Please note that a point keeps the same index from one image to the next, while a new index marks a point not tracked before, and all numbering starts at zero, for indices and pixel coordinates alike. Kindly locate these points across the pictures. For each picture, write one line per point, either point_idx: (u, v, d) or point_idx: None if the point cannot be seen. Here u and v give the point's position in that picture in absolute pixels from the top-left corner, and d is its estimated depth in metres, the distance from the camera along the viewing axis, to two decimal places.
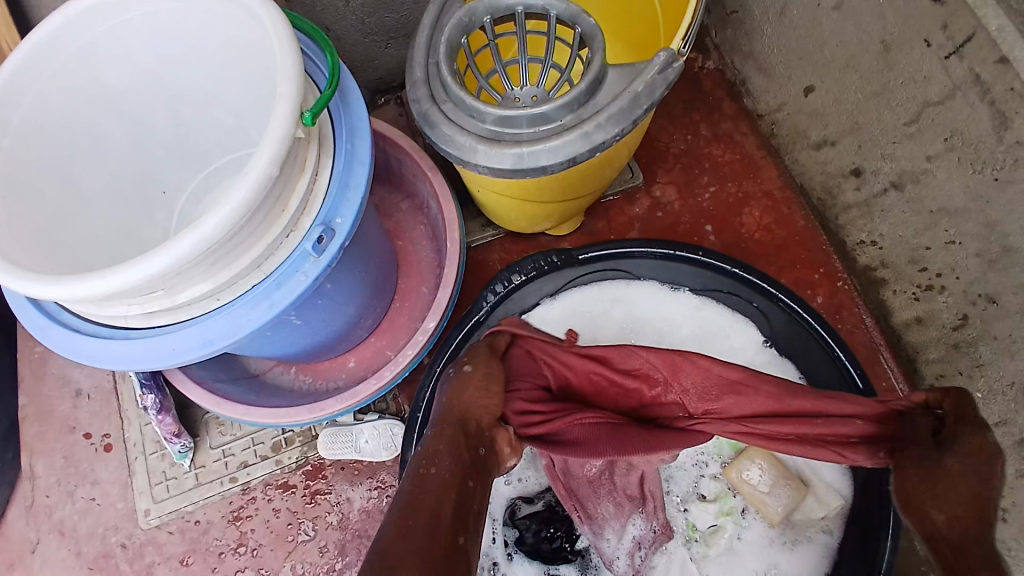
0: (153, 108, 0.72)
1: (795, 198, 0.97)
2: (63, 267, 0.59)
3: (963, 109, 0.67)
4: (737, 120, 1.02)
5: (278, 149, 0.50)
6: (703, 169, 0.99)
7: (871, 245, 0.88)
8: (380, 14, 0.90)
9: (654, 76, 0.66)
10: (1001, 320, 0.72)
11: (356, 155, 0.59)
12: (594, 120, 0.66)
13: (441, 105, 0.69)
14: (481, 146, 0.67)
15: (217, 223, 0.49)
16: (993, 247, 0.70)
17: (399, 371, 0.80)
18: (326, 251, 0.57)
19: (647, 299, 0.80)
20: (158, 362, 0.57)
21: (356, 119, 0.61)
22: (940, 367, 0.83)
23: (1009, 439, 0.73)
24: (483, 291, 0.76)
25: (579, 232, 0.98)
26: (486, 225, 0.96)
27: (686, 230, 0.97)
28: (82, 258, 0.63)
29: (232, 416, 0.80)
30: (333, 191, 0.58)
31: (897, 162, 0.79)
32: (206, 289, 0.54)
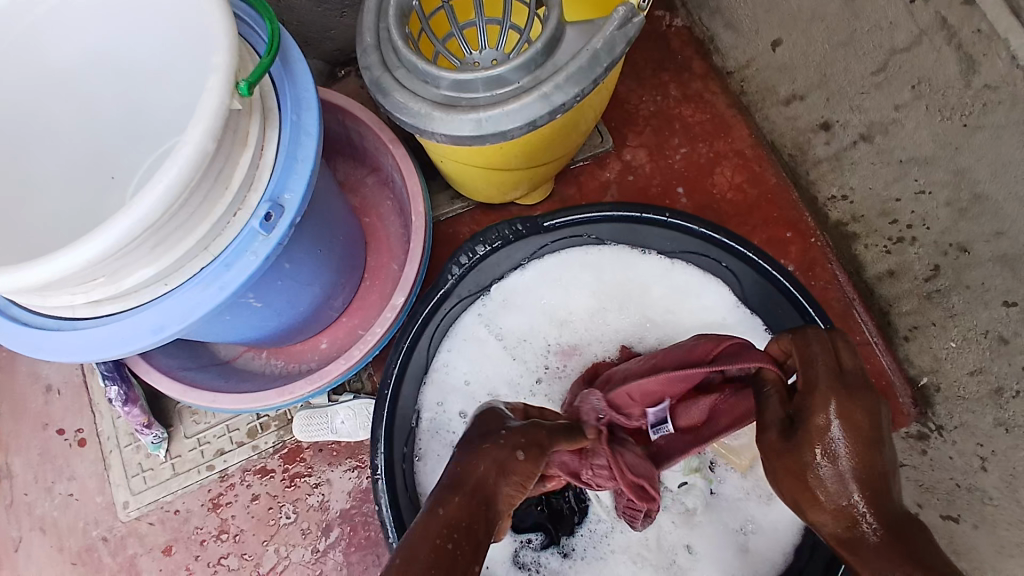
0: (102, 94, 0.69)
1: (767, 157, 0.96)
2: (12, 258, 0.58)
3: (930, 54, 0.66)
4: (707, 79, 1.00)
5: (213, 122, 0.48)
6: (674, 131, 0.98)
7: (843, 200, 0.87)
8: None
9: (613, 32, 0.64)
10: (973, 268, 0.71)
11: (302, 127, 0.57)
12: (552, 81, 0.64)
13: (393, 71, 0.66)
14: (437, 113, 0.65)
15: (153, 202, 0.46)
16: (964, 195, 0.69)
17: (368, 350, 0.78)
18: (276, 229, 0.55)
19: (617, 264, 0.78)
20: (108, 352, 0.55)
21: (301, 90, 0.58)
22: (913, 319, 0.83)
23: (986, 386, 0.73)
24: (448, 265, 0.74)
25: (551, 200, 0.97)
26: (454, 197, 0.94)
27: (658, 193, 0.96)
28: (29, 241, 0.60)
29: (200, 404, 0.78)
30: (279, 165, 0.56)
31: (866, 113, 0.77)
32: (152, 274, 0.52)
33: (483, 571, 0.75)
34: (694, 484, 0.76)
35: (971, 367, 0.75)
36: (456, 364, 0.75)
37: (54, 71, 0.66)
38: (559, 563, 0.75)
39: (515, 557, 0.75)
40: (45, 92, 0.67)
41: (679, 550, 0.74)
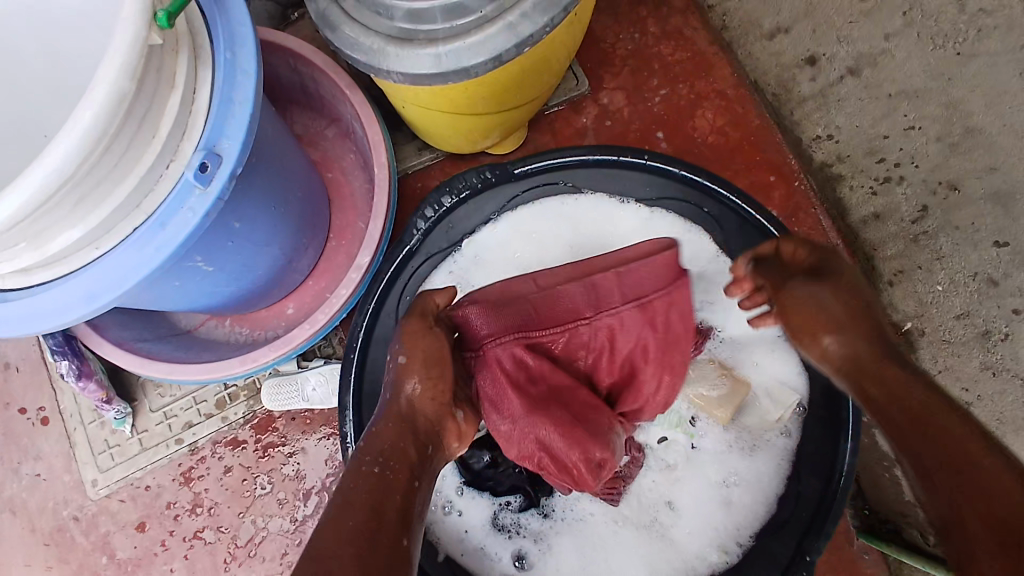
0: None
1: (751, 96, 0.88)
2: None
3: None
4: (687, 14, 0.93)
5: (128, 58, 0.42)
6: (653, 71, 0.92)
7: (828, 140, 0.84)
8: None
9: None
10: (963, 208, 0.78)
11: (237, 65, 0.52)
12: (518, 9, 0.58)
13: (341, 2, 0.60)
14: (392, 49, 0.59)
15: (64, 154, 0.40)
16: (957, 129, 0.79)
17: (333, 314, 0.73)
18: (214, 180, 0.50)
19: (594, 213, 0.73)
20: (40, 326, 0.49)
21: (236, 24, 0.52)
22: (897, 263, 0.79)
23: (971, 328, 0.77)
24: (413, 219, 0.70)
25: (525, 148, 0.92)
26: (422, 148, 0.89)
27: (637, 137, 0.91)
28: None
29: (158, 376, 0.74)
30: (215, 108, 0.50)
31: (853, 46, 0.84)
32: (78, 237, 0.47)
33: (462, 536, 0.73)
34: (676, 439, 0.75)
35: (958, 312, 0.77)
36: None
37: None
38: (540, 525, 0.73)
39: (495, 522, 0.73)
40: None
41: (660, 507, 0.73)
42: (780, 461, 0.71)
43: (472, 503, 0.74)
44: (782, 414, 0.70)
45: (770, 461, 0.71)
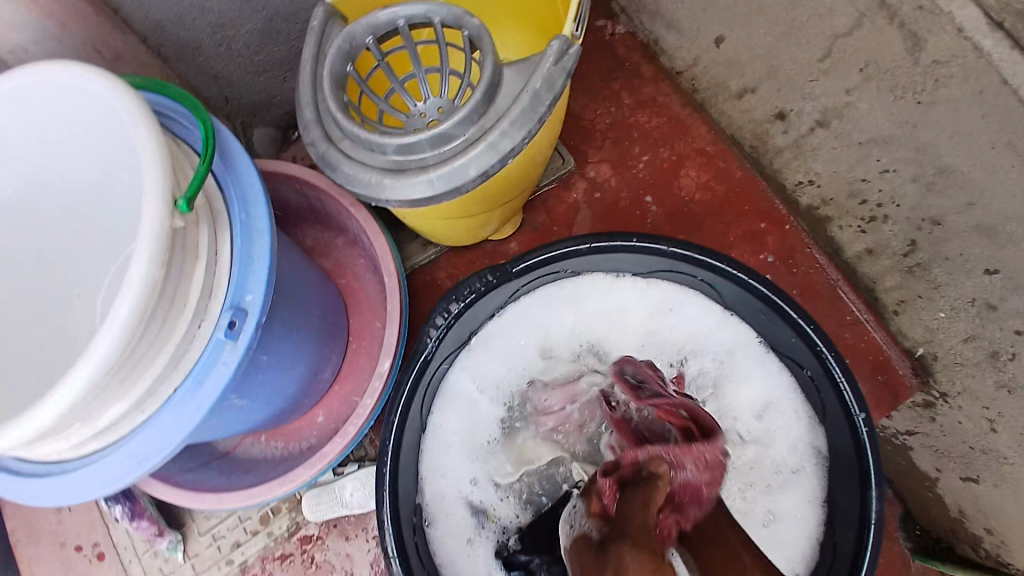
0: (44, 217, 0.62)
1: (729, 150, 0.95)
2: None
3: (874, 34, 0.65)
4: (658, 81, 0.98)
5: (156, 250, 0.46)
6: (633, 139, 0.97)
7: (809, 185, 0.86)
8: (266, 48, 0.88)
9: (551, 67, 0.63)
10: (949, 241, 0.70)
11: (252, 225, 0.57)
12: (498, 128, 0.62)
13: (337, 143, 0.65)
14: (388, 180, 0.63)
15: (107, 348, 0.45)
16: (928, 169, 0.67)
17: (362, 423, 0.76)
18: (242, 334, 0.54)
19: (595, 291, 0.76)
20: (99, 492, 0.53)
21: (247, 185, 0.58)
22: (898, 294, 0.82)
23: (982, 352, 0.73)
24: (424, 329, 0.71)
25: (523, 230, 0.96)
26: (427, 244, 0.94)
27: (628, 204, 0.95)
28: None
29: (205, 507, 0.77)
30: (236, 268, 0.55)
31: (818, 100, 0.75)
32: (126, 407, 0.51)
33: None
34: None
35: (964, 334, 0.75)
36: (451, 421, 0.74)
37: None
38: None
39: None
40: None
41: None
42: (813, 513, 0.67)
43: None
44: (800, 461, 0.69)
45: (805, 514, 0.68)
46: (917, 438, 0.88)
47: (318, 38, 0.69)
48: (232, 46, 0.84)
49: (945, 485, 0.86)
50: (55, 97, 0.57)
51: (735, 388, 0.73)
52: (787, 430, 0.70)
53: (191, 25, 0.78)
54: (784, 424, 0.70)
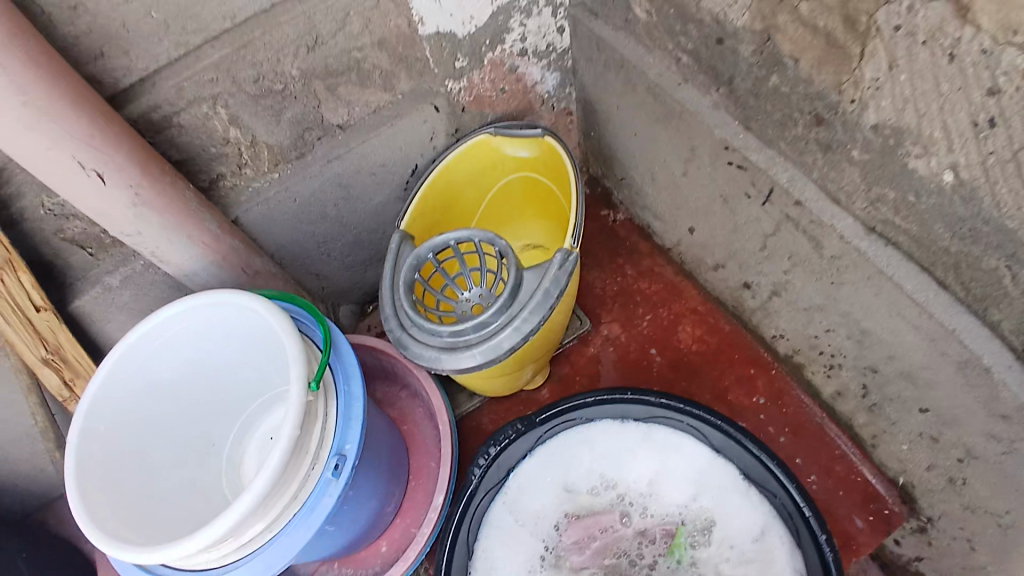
0: (202, 388, 0.94)
1: (718, 309, 1.16)
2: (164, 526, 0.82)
3: (791, 238, 0.85)
4: (654, 256, 1.24)
5: (295, 415, 0.71)
6: (637, 302, 1.20)
7: (781, 338, 1.04)
8: (354, 253, 1.19)
9: (557, 271, 0.89)
10: (888, 385, 0.85)
11: (352, 393, 0.81)
12: (520, 316, 0.87)
13: (408, 328, 0.91)
14: (444, 355, 0.88)
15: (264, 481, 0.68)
16: (855, 330, 0.85)
17: (421, 549, 0.93)
18: (342, 472, 0.77)
19: (606, 434, 0.94)
20: None
21: (349, 366, 0.83)
22: (870, 429, 0.96)
23: (943, 478, 0.85)
24: (472, 463, 0.92)
25: (552, 380, 1.17)
26: (472, 394, 1.16)
27: (637, 356, 1.16)
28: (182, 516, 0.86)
29: None
30: (340, 425, 0.79)
31: (768, 276, 0.96)
32: (260, 528, 0.72)
33: None
34: None
35: (926, 463, 0.87)
36: (493, 550, 0.90)
37: (165, 380, 0.89)
38: None
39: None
40: (160, 398, 0.89)
41: None
42: None
43: None
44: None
45: None
46: (926, 562, 0.96)
47: (396, 256, 1.00)
48: (331, 253, 1.15)
49: None
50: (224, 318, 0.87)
51: (728, 519, 0.87)
52: (777, 555, 0.82)
53: (302, 242, 1.10)
54: (774, 552, 0.82)
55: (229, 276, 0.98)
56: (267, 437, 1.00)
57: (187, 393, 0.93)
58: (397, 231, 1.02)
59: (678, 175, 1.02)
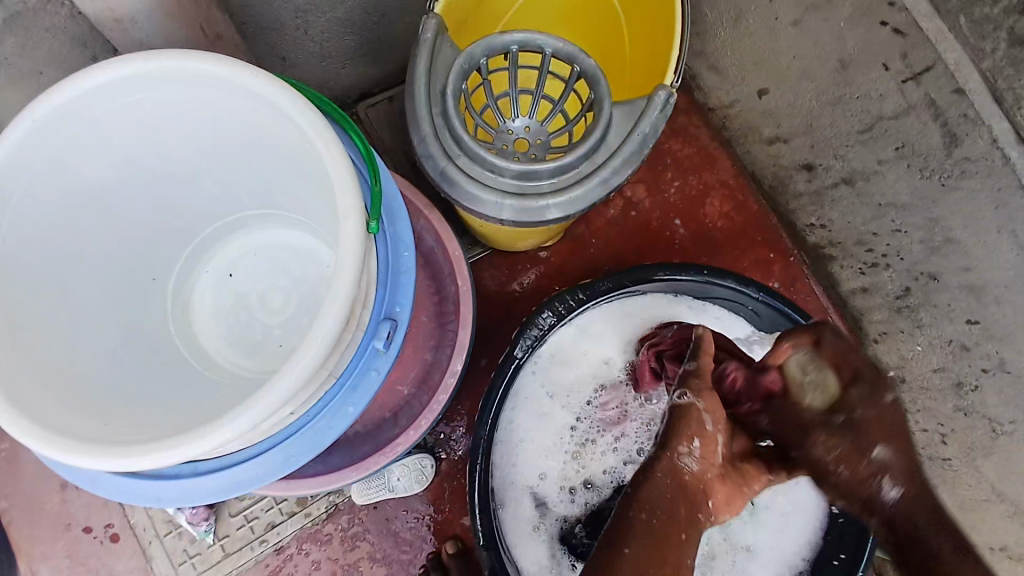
0: (138, 195, 0.65)
1: (748, 185, 1.06)
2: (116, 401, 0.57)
3: (916, 125, 0.76)
4: (690, 113, 1.08)
5: (355, 269, 0.50)
6: (666, 165, 1.07)
7: (821, 228, 0.99)
8: (338, 38, 0.85)
9: (657, 116, 0.71)
10: (941, 293, 0.85)
11: (400, 238, 0.60)
12: (611, 166, 0.69)
13: (456, 160, 0.68)
14: (508, 203, 0.68)
15: (313, 359, 0.48)
16: (937, 237, 0.82)
17: (435, 417, 0.83)
18: (393, 343, 0.58)
19: (657, 310, 0.85)
20: (243, 488, 0.56)
21: (391, 201, 0.60)
22: (882, 326, 0.98)
23: (947, 380, 0.90)
24: (518, 339, 0.76)
25: (565, 239, 1.03)
26: (473, 245, 0.99)
27: (659, 225, 1.05)
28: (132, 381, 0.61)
29: (276, 493, 0.80)
30: (387, 282, 0.58)
31: (848, 163, 0.88)
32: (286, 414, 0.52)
33: None
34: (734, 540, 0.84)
35: (934, 365, 0.91)
36: (521, 421, 0.81)
37: (90, 180, 0.60)
38: None
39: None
40: (82, 208, 0.60)
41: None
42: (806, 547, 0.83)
43: None
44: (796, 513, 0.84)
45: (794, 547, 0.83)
46: None
47: (431, 52, 0.70)
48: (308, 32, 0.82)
49: None
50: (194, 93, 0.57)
51: None
52: None
53: (275, 9, 0.76)
54: None
55: (182, 37, 0.65)
56: (227, 275, 0.76)
57: (117, 201, 0.63)
58: (429, 14, 0.71)
59: (785, 21, 0.85)
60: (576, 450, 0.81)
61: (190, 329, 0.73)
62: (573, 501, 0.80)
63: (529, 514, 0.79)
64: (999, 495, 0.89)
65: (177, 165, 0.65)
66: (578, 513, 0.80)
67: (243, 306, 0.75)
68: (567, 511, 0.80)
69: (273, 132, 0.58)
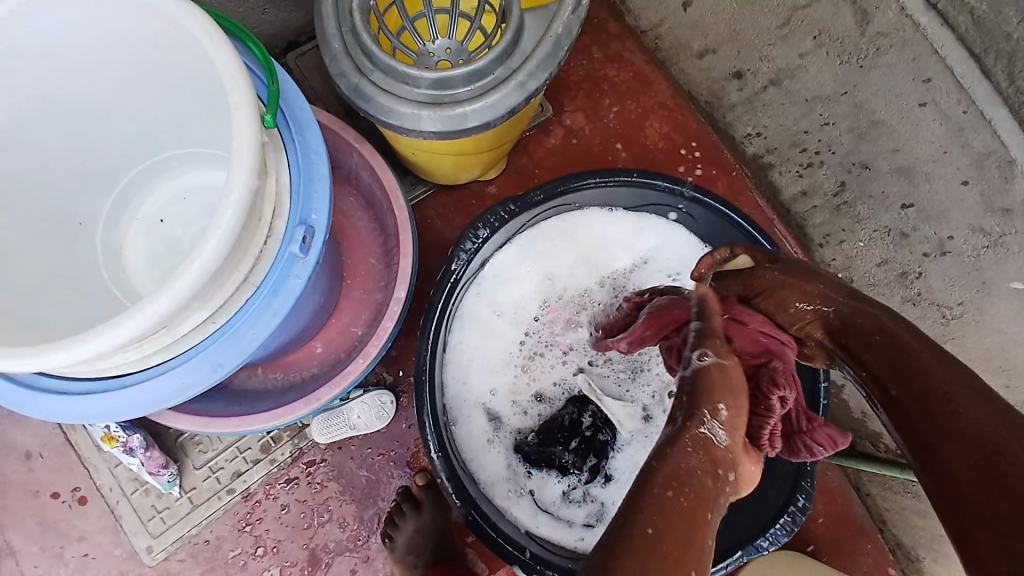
0: (52, 134, 0.63)
1: (687, 105, 1.06)
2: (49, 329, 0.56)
3: (828, 8, 0.80)
4: (623, 39, 1.07)
5: (252, 161, 0.49)
6: (603, 92, 1.06)
7: (757, 137, 0.99)
8: None
9: (568, 16, 0.70)
10: (875, 180, 0.85)
11: (309, 146, 0.60)
12: (525, 69, 0.69)
13: (369, 75, 0.68)
14: (424, 113, 0.69)
15: (213, 250, 0.48)
16: (862, 122, 0.83)
17: (383, 345, 0.82)
18: (311, 249, 0.58)
19: (595, 224, 0.86)
20: (170, 401, 0.56)
21: (299, 110, 0.60)
22: (825, 229, 0.96)
23: (892, 273, 0.88)
24: (454, 253, 0.76)
25: (507, 172, 1.03)
26: (415, 184, 0.99)
27: (600, 151, 1.05)
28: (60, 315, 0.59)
29: (226, 431, 0.79)
30: (299, 189, 0.58)
31: (773, 62, 0.89)
32: (202, 316, 0.52)
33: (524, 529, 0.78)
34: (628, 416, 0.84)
35: (879, 259, 0.90)
36: (468, 340, 0.83)
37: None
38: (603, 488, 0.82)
39: (565, 497, 0.81)
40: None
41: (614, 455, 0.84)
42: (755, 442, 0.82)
43: (541, 481, 0.81)
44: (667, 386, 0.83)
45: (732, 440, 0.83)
46: None
47: None
48: None
49: None
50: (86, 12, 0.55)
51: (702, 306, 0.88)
52: None
53: None
54: None
55: None
56: (157, 220, 0.75)
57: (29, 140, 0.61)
58: None
59: None
60: (525, 364, 0.84)
61: (126, 276, 0.72)
62: (526, 415, 0.83)
63: (481, 427, 0.82)
64: None
65: (86, 99, 0.64)
66: (531, 423, 0.83)
67: (177, 249, 0.75)
68: (518, 424, 0.83)
69: (170, 46, 0.57)
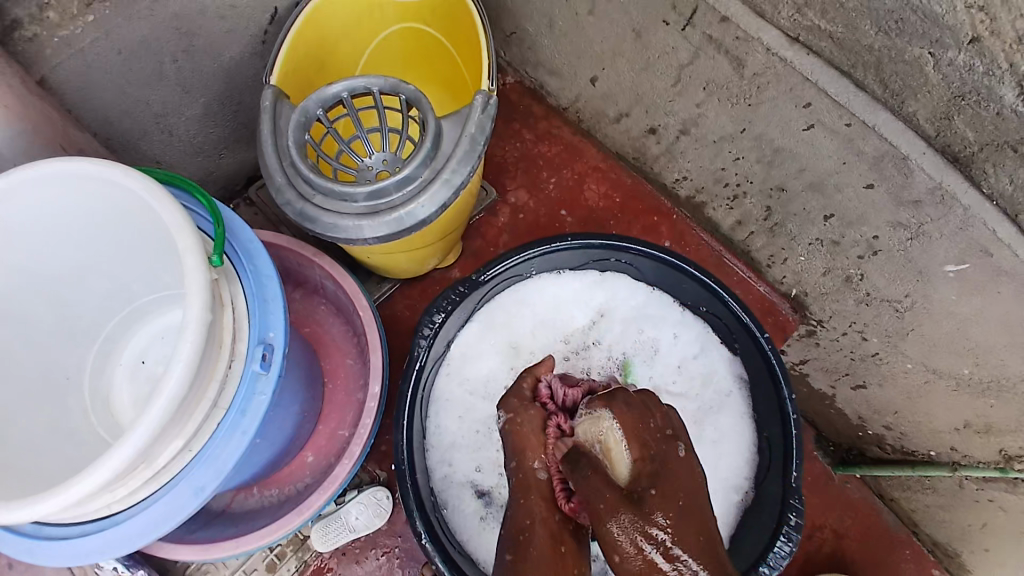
0: (38, 304, 0.70)
1: (618, 164, 1.15)
2: (43, 481, 0.60)
3: (709, 63, 0.85)
4: (549, 118, 1.19)
5: (202, 297, 0.56)
6: (540, 167, 1.15)
7: (685, 180, 1.07)
8: (204, 132, 0.97)
9: (480, 116, 0.79)
10: (793, 200, 0.92)
11: (261, 272, 0.67)
12: (448, 168, 0.77)
13: (311, 199, 0.76)
14: (365, 223, 0.76)
15: (175, 384, 0.53)
16: (767, 151, 0.89)
17: (366, 442, 0.86)
18: (273, 364, 0.64)
19: (546, 288, 0.93)
20: (161, 529, 0.60)
21: (248, 243, 0.67)
22: (767, 250, 1.04)
23: (837, 279, 0.95)
24: (415, 338, 0.82)
25: (465, 255, 1.11)
26: (381, 281, 1.06)
27: (548, 220, 1.13)
28: (57, 467, 0.64)
29: (226, 554, 0.81)
30: (255, 311, 0.65)
31: (677, 115, 0.97)
32: (179, 445, 0.58)
33: None
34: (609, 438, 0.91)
35: (822, 269, 0.96)
36: (448, 424, 0.88)
37: None
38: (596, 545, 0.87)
39: None
40: None
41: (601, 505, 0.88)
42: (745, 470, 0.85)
43: None
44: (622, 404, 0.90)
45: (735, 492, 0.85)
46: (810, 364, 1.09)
47: (272, 115, 0.79)
48: (174, 131, 0.93)
49: (840, 395, 1.06)
50: (55, 199, 0.64)
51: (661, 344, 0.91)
52: (717, 366, 0.89)
53: (138, 119, 0.88)
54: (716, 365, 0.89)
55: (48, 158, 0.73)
56: (139, 362, 0.81)
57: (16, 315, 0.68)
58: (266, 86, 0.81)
59: (584, 13, 0.97)
60: None
61: (116, 421, 0.77)
62: None
63: (470, 503, 0.86)
64: (936, 372, 0.88)
65: (62, 269, 0.71)
66: None
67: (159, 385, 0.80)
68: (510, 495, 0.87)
69: (127, 211, 0.65)
